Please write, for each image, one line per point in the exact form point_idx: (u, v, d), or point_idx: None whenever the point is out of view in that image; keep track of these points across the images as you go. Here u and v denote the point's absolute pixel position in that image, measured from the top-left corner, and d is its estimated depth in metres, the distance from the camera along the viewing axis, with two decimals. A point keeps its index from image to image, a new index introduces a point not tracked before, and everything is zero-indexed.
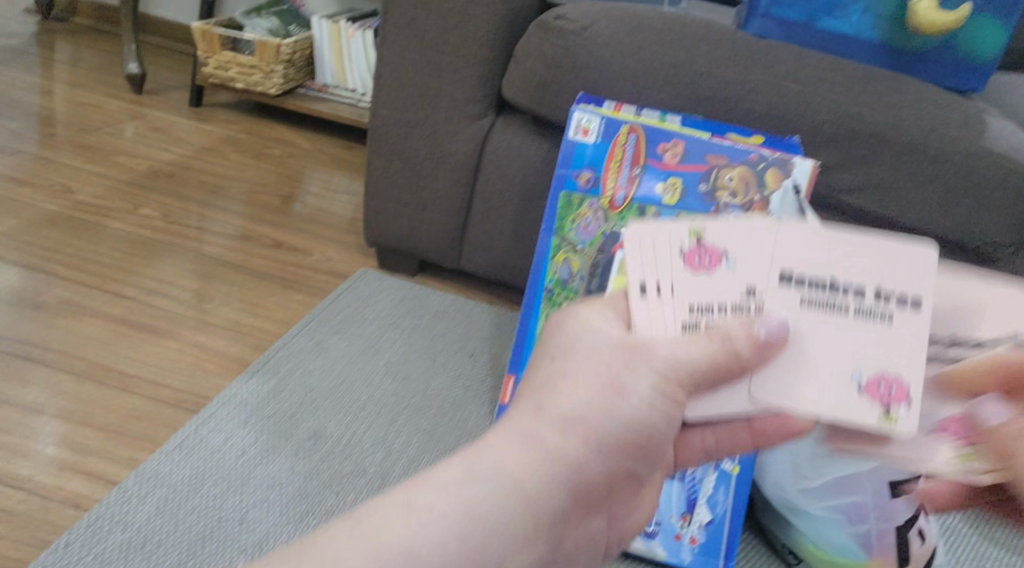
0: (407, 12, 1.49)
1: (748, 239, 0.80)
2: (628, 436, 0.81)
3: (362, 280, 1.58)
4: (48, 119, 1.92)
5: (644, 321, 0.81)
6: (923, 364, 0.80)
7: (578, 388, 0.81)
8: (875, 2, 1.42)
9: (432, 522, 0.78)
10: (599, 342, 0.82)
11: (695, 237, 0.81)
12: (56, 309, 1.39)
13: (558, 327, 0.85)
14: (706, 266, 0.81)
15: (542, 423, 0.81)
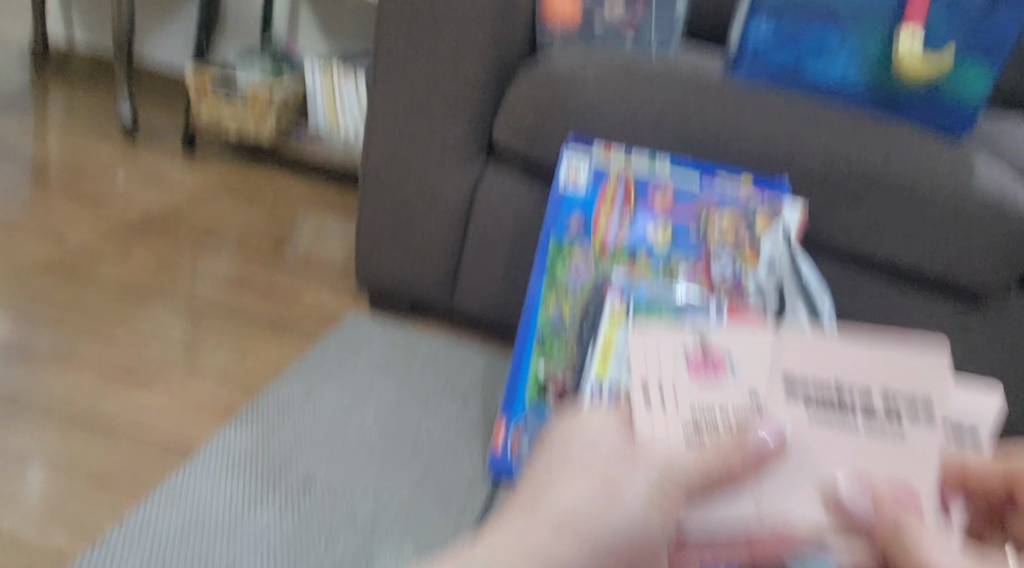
0: (398, 58, 1.50)
1: (749, 349, 0.81)
2: (628, 544, 0.77)
3: (352, 325, 1.58)
4: (41, 165, 1.93)
5: (644, 428, 0.80)
6: (930, 474, 0.77)
7: (574, 487, 0.78)
8: (862, 46, 1.45)
9: None
10: (594, 445, 0.79)
11: (700, 347, 0.82)
12: (46, 356, 1.39)
13: (555, 433, 0.82)
14: (710, 376, 0.81)
15: (540, 524, 0.77)
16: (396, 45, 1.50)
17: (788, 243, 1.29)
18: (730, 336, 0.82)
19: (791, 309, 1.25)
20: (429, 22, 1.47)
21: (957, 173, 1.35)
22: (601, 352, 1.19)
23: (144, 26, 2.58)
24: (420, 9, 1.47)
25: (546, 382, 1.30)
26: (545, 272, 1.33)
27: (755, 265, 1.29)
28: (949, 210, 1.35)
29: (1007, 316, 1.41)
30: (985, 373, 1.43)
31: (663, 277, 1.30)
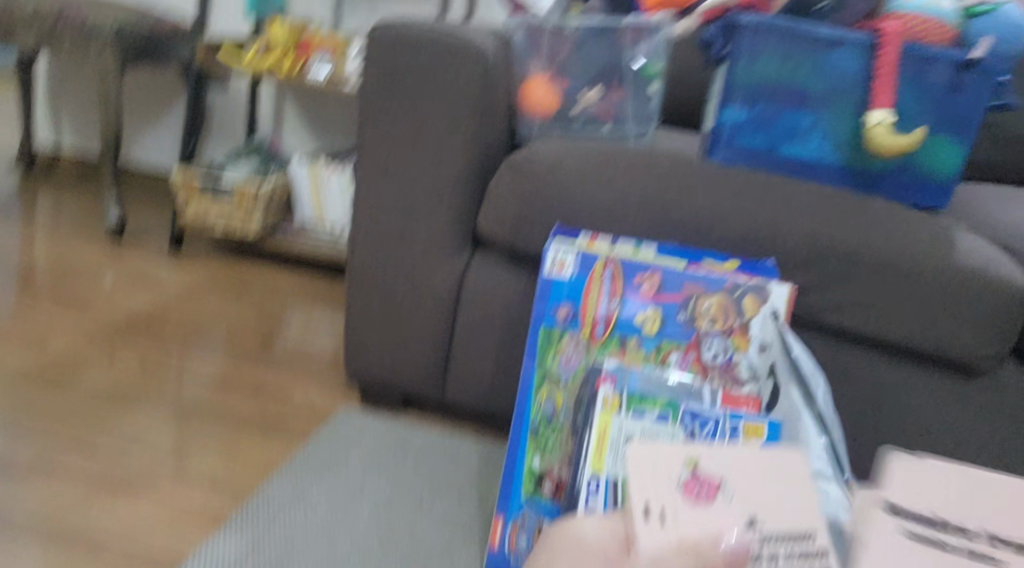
0: (382, 155, 1.52)
1: (732, 473, 1.09)
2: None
3: (342, 421, 1.56)
4: (27, 271, 1.93)
5: (644, 534, 1.05)
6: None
7: None
8: (834, 128, 1.49)
9: None
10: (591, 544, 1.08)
11: (692, 469, 1.09)
12: (31, 469, 1.37)
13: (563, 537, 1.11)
14: (706, 496, 1.08)
15: None
16: (379, 143, 1.52)
17: (776, 324, 1.29)
18: (717, 463, 1.10)
19: (786, 394, 1.25)
20: (411, 120, 1.49)
21: (940, 248, 1.37)
22: (596, 444, 1.21)
23: (131, 129, 2.60)
24: (401, 108, 1.49)
25: (542, 475, 1.29)
26: (535, 363, 1.32)
27: (746, 347, 1.30)
28: (935, 286, 1.35)
29: (1000, 388, 1.41)
30: (982, 446, 1.42)
31: (654, 363, 1.31)
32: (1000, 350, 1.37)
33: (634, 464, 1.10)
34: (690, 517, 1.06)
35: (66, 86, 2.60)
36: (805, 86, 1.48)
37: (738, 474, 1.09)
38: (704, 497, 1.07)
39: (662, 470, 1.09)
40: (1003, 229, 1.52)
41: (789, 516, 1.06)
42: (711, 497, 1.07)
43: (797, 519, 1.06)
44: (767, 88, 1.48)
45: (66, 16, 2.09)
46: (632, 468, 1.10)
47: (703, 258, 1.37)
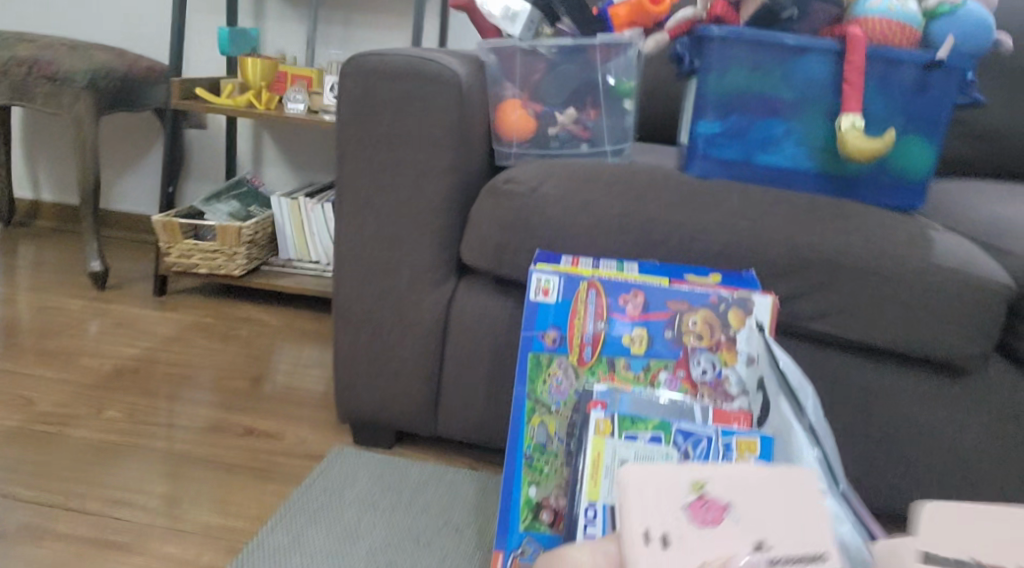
0: (360, 191, 1.52)
1: (741, 496, 1.09)
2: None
3: (335, 460, 1.55)
4: (11, 329, 1.92)
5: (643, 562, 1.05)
6: None
7: None
8: (806, 135, 1.50)
9: None
10: None
11: (697, 492, 1.09)
12: (22, 532, 1.36)
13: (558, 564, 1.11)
14: (710, 518, 1.07)
15: None
16: (356, 179, 1.52)
17: (762, 336, 1.29)
18: (726, 486, 1.09)
19: (778, 406, 1.24)
20: (387, 154, 1.50)
21: (919, 249, 1.37)
22: (591, 471, 1.20)
23: (109, 177, 2.59)
24: (377, 143, 1.50)
25: (540, 505, 1.29)
26: (525, 390, 1.32)
27: (734, 362, 1.30)
28: (917, 287, 1.36)
29: (988, 385, 1.41)
30: (975, 443, 1.42)
31: (644, 384, 1.31)
32: (987, 348, 1.38)
33: (634, 487, 1.09)
34: (696, 543, 1.06)
35: (40, 138, 2.59)
36: (773, 93, 1.49)
37: (744, 495, 1.09)
38: (708, 521, 1.07)
39: (666, 492, 1.09)
40: (980, 225, 1.53)
41: (794, 536, 1.06)
42: (715, 522, 1.07)
43: (802, 539, 1.06)
44: (737, 100, 1.49)
45: (38, 66, 2.09)
46: (633, 490, 1.09)
47: (685, 275, 1.37)
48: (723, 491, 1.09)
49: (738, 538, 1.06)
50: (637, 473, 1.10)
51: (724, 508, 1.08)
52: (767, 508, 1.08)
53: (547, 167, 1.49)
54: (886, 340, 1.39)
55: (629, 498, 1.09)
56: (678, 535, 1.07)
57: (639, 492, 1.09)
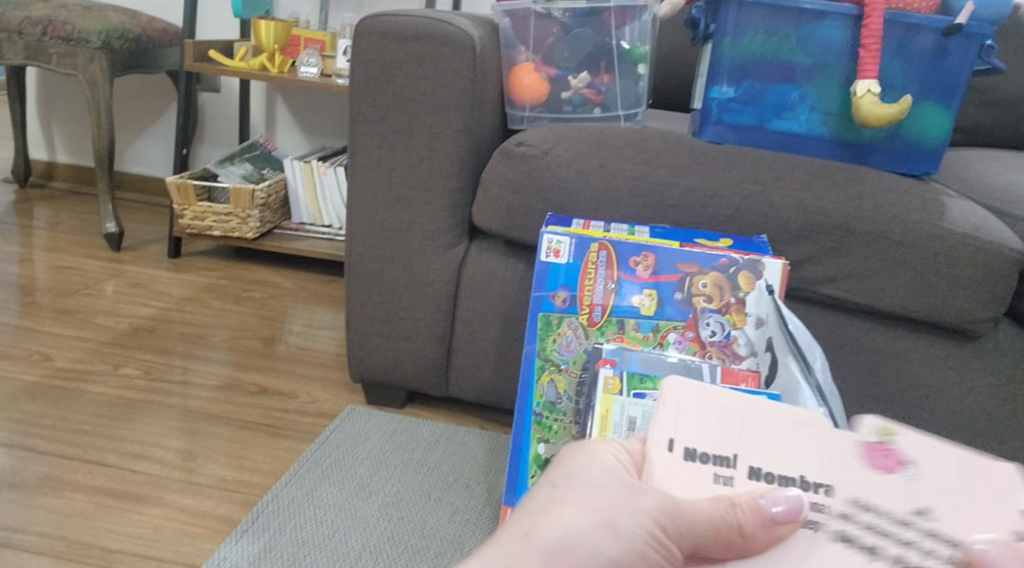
0: (373, 153, 1.53)
1: (926, 453, 0.91)
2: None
3: (348, 418, 1.58)
4: (27, 287, 1.94)
5: (665, 474, 0.90)
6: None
7: (567, 521, 0.87)
8: (820, 101, 1.50)
9: None
10: (604, 477, 0.90)
11: (884, 437, 0.92)
12: (41, 483, 1.38)
13: (568, 458, 0.92)
14: (886, 465, 0.90)
15: (531, 548, 0.86)
16: (369, 140, 1.52)
17: (771, 298, 1.30)
18: (915, 441, 0.91)
19: (785, 366, 1.24)
20: (400, 114, 1.50)
21: (930, 214, 1.37)
22: (599, 428, 1.22)
23: (124, 141, 2.60)
24: (390, 103, 1.50)
25: (548, 461, 1.30)
26: (535, 349, 1.34)
27: (743, 324, 1.31)
28: (927, 252, 1.36)
29: (997, 350, 1.42)
30: (984, 408, 1.43)
31: (653, 344, 1.32)
32: (996, 313, 1.38)
33: (693, 400, 0.93)
34: (840, 473, 0.90)
35: (55, 102, 2.60)
36: (789, 59, 1.48)
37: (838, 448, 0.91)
38: (773, 458, 0.91)
39: (736, 416, 0.92)
40: (992, 193, 1.53)
41: (964, 513, 0.88)
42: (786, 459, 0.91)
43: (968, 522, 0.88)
44: (752, 64, 1.49)
45: (53, 26, 2.09)
46: (694, 404, 0.93)
47: (696, 239, 1.38)
48: (807, 436, 0.91)
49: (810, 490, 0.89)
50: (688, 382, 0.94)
51: (903, 461, 0.90)
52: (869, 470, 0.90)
53: (559, 130, 1.49)
54: (895, 306, 1.39)
55: (678, 407, 0.93)
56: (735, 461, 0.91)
57: (701, 409, 0.93)
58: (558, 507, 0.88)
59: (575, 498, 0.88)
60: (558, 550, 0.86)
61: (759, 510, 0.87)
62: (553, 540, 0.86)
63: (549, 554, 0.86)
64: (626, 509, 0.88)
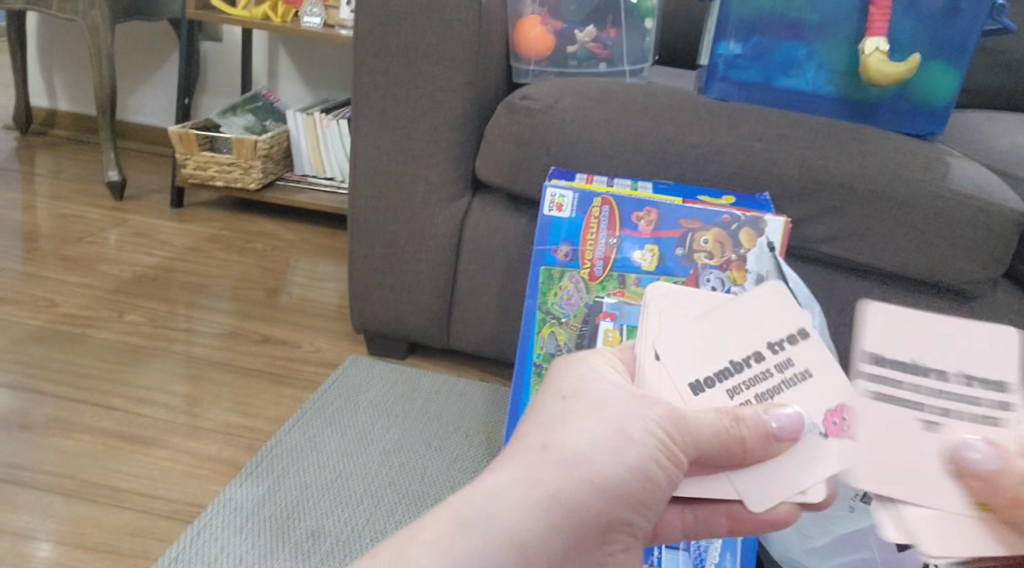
0: (377, 105, 1.52)
1: (880, 421, 0.87)
2: (626, 484, 0.86)
3: (351, 367, 1.60)
4: (31, 233, 1.94)
5: (655, 384, 0.91)
6: (996, 359, 0.87)
7: (585, 433, 0.86)
8: (827, 58, 1.49)
9: (506, 509, 0.85)
10: (600, 387, 0.89)
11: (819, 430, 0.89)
12: (48, 425, 1.39)
13: (567, 368, 0.91)
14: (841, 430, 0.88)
15: (547, 464, 0.86)
16: (374, 91, 1.52)
17: (772, 255, 1.29)
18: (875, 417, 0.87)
19: None
20: (404, 66, 1.50)
21: (934, 174, 1.37)
22: None
23: (126, 93, 2.60)
24: (395, 54, 1.49)
25: None
26: (536, 303, 1.35)
27: (743, 281, 1.30)
28: (929, 212, 1.36)
29: (995, 311, 1.43)
30: None
31: None
32: (996, 275, 1.39)
33: (673, 313, 0.94)
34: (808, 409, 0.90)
35: (56, 51, 2.58)
36: (798, 16, 1.48)
37: (896, 340, 0.88)
38: (741, 351, 0.91)
39: (738, 319, 0.92)
40: (996, 155, 1.53)
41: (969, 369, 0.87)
42: (795, 394, 0.91)
43: (979, 380, 0.87)
44: (760, 21, 1.49)
45: None
46: (672, 318, 0.93)
47: (699, 196, 1.38)
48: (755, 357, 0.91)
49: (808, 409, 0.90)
50: (670, 298, 0.95)
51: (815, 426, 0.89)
52: (919, 356, 0.87)
53: (564, 85, 1.49)
54: (896, 264, 1.40)
55: (662, 312, 0.94)
56: (729, 375, 0.91)
57: (684, 330, 0.92)
58: (575, 417, 0.87)
59: (581, 413, 0.87)
60: (574, 465, 0.86)
61: (760, 424, 0.88)
62: (570, 457, 0.86)
63: (565, 469, 0.85)
64: (638, 421, 0.87)
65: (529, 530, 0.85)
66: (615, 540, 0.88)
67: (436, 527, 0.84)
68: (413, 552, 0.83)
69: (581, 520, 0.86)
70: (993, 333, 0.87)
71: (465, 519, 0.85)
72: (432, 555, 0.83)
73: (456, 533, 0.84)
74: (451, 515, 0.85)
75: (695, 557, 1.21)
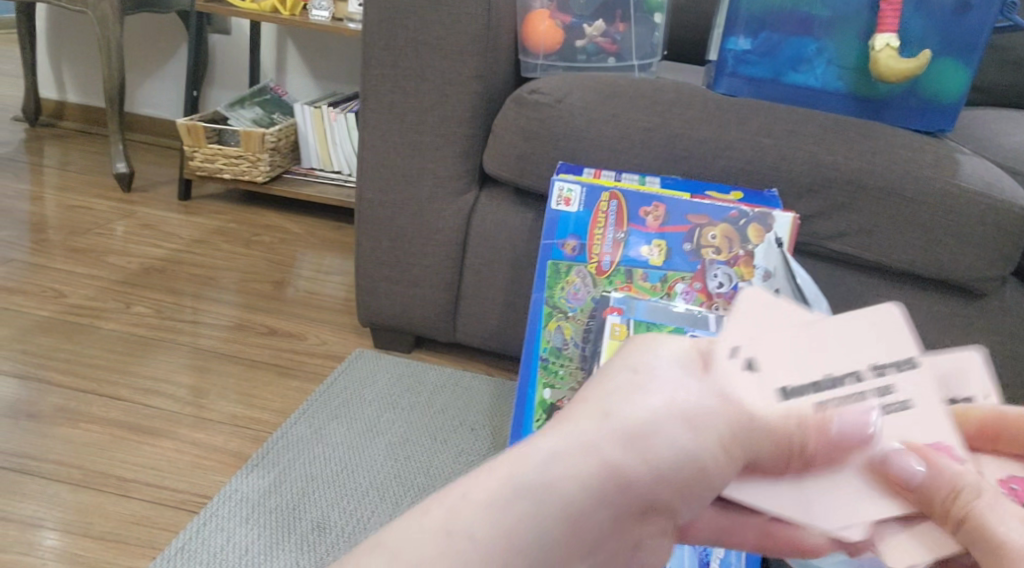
0: (385, 98, 1.52)
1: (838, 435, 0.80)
2: (686, 468, 0.78)
3: (357, 359, 1.60)
4: (39, 225, 1.94)
5: (731, 379, 0.80)
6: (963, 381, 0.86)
7: (653, 406, 0.78)
8: (837, 54, 1.49)
9: (557, 471, 0.76)
10: (668, 364, 0.79)
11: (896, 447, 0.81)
12: (55, 414, 1.40)
13: (632, 344, 0.80)
14: (910, 469, 0.80)
15: (606, 434, 0.77)
16: (382, 84, 1.52)
17: (780, 250, 1.30)
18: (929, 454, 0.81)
19: None
20: (413, 59, 1.49)
21: (944, 170, 1.37)
22: None
23: (135, 84, 2.60)
24: (403, 47, 1.49)
25: (553, 403, 1.30)
26: (543, 296, 1.34)
27: (751, 276, 1.31)
28: (937, 209, 1.36)
29: (1003, 310, 1.42)
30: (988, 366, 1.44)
31: (660, 294, 1.32)
32: (1004, 273, 1.39)
33: (759, 311, 0.83)
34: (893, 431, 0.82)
35: (65, 43, 2.59)
36: (808, 12, 1.48)
37: (859, 349, 0.82)
38: (833, 367, 0.82)
39: (832, 337, 0.82)
40: (1006, 153, 1.53)
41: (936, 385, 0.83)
42: (893, 420, 0.82)
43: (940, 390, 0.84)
44: (771, 16, 1.48)
45: None
46: (759, 314, 0.83)
47: (707, 192, 1.38)
48: (849, 372, 0.82)
49: (896, 429, 0.82)
50: (762, 300, 0.84)
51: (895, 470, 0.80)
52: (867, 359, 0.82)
53: (573, 80, 1.48)
54: (905, 261, 1.39)
55: (744, 317, 0.82)
56: (819, 388, 0.81)
57: (768, 329, 0.82)
58: (641, 393, 0.78)
59: (653, 392, 0.78)
60: (635, 441, 0.77)
61: (828, 434, 0.79)
62: (635, 431, 0.77)
63: (628, 442, 0.77)
64: (711, 408, 0.78)
65: (578, 500, 0.77)
66: (654, 522, 0.80)
67: (487, 485, 0.76)
68: (463, 512, 0.76)
69: (631, 496, 0.78)
70: (964, 354, 0.86)
71: (516, 477, 0.76)
72: (484, 518, 0.75)
73: (510, 494, 0.76)
74: (505, 475, 0.77)
75: (702, 554, 1.21)
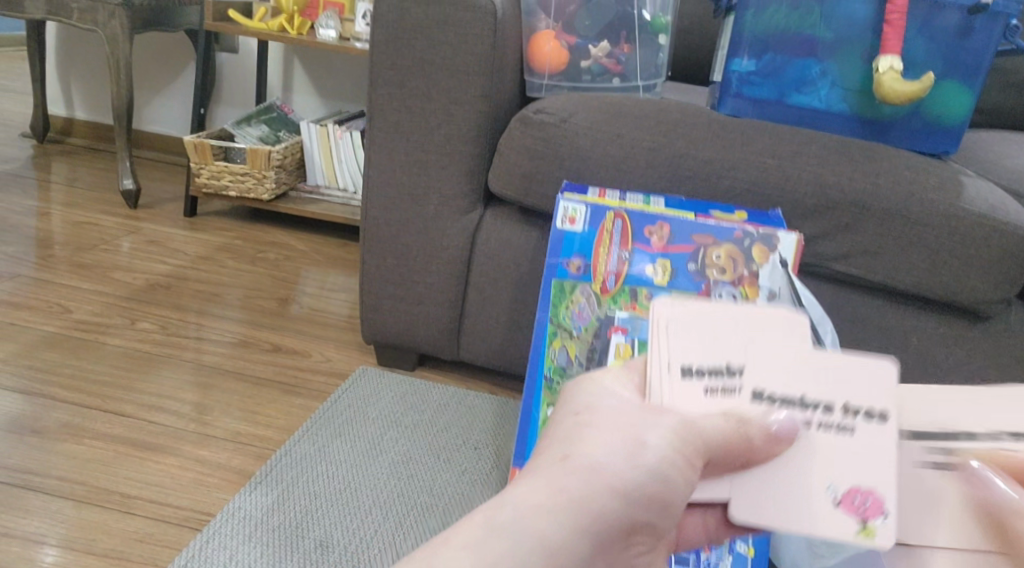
0: (391, 117, 1.53)
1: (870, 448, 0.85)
2: (645, 491, 0.84)
3: (360, 377, 1.60)
4: (45, 241, 1.95)
5: (673, 398, 0.85)
6: None
7: (601, 440, 0.84)
8: (841, 77, 1.49)
9: (525, 515, 0.83)
10: (616, 404, 0.86)
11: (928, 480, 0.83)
12: (58, 430, 1.40)
13: (577, 389, 0.88)
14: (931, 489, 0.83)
15: (566, 472, 0.84)
16: (388, 103, 1.52)
17: (785, 272, 1.31)
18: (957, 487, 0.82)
19: None
20: (420, 77, 1.50)
21: (947, 192, 1.37)
22: None
23: (143, 101, 2.61)
24: (410, 66, 1.50)
25: None
26: (547, 316, 1.34)
27: (756, 296, 1.31)
28: (942, 231, 1.36)
29: (1007, 331, 1.42)
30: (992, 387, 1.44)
31: None
32: (1008, 295, 1.39)
33: (687, 324, 0.86)
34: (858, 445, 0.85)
35: (74, 60, 2.60)
36: (813, 33, 1.48)
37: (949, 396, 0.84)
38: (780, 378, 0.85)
39: (958, 396, 0.84)
40: (1009, 175, 1.53)
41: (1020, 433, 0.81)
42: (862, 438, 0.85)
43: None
44: (774, 37, 1.49)
45: None
46: (687, 326, 0.86)
47: (711, 211, 1.39)
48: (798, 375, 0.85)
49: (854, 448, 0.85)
50: (686, 309, 0.87)
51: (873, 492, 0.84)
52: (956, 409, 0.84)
53: (579, 100, 1.49)
54: (908, 283, 1.39)
55: (676, 334, 0.86)
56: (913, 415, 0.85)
57: (696, 338, 0.86)
58: (587, 431, 0.85)
59: (597, 429, 0.85)
60: (592, 473, 0.83)
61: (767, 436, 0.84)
62: (591, 466, 0.84)
63: (586, 477, 0.83)
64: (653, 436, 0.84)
65: (556, 534, 0.83)
66: (639, 542, 0.86)
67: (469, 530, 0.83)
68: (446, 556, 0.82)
69: (604, 526, 0.84)
70: None
71: (495, 522, 0.83)
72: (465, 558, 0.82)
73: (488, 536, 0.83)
74: (486, 524, 0.83)
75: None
